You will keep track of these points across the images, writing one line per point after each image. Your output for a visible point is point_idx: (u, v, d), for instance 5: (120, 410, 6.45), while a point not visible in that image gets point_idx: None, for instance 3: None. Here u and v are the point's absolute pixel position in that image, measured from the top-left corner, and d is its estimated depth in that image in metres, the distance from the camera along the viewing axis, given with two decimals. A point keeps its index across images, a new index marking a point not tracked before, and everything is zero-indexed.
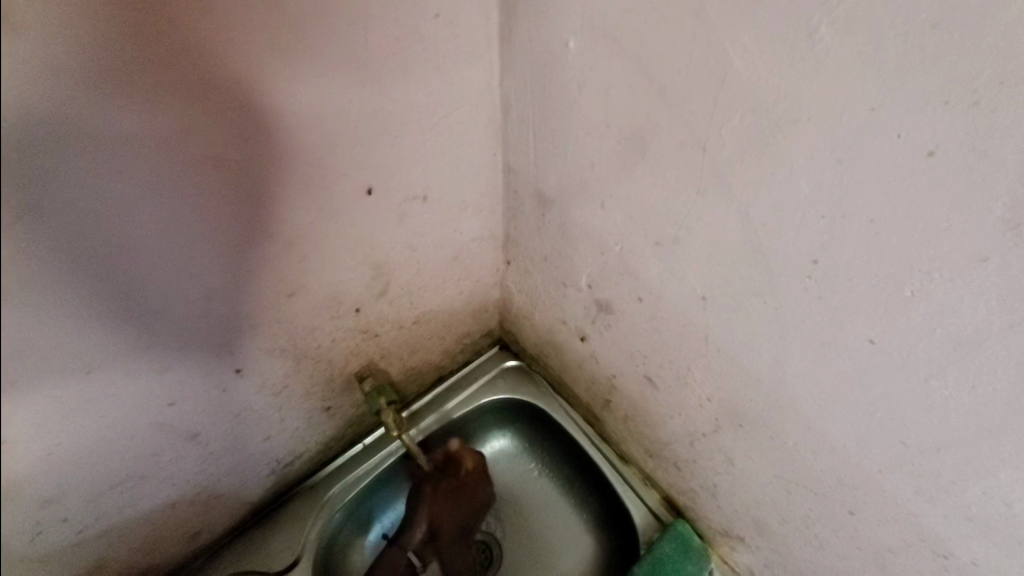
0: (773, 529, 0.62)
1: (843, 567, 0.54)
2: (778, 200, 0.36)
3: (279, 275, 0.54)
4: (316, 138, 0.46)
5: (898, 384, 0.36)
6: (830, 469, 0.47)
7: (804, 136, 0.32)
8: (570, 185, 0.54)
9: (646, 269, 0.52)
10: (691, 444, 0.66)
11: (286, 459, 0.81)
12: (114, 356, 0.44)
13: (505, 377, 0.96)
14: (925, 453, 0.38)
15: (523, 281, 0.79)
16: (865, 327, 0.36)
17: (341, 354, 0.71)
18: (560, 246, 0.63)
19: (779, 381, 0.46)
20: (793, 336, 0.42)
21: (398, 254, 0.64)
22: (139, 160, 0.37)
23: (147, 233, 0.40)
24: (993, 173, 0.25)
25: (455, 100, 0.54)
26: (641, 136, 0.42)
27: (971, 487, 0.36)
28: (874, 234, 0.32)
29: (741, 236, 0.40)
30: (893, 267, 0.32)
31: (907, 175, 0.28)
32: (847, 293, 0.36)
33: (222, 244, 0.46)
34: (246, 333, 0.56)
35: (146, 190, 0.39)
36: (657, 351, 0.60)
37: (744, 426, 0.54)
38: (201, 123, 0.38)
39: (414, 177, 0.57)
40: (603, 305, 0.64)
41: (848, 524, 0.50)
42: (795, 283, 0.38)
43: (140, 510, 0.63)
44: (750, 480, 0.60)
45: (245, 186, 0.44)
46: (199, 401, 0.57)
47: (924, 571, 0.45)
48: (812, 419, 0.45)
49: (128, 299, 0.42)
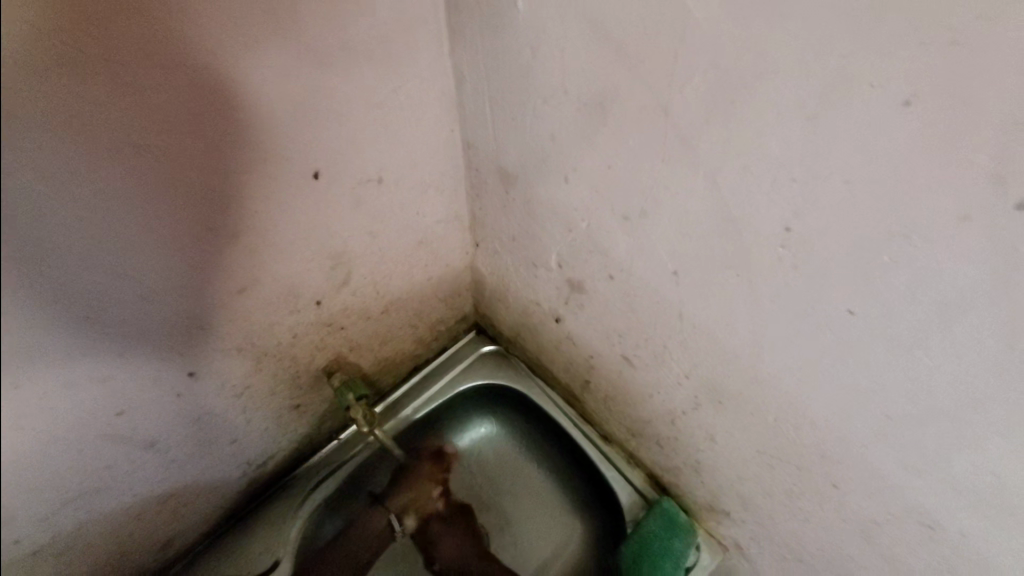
0: (758, 503, 0.61)
1: (829, 539, 0.53)
2: (747, 162, 0.33)
3: (228, 272, 0.50)
4: (249, 121, 0.42)
5: (879, 353, 0.34)
6: (811, 444, 0.45)
7: (768, 90, 0.29)
8: (532, 161, 0.51)
9: (616, 245, 0.49)
10: (672, 422, 0.64)
11: (257, 460, 0.78)
12: (52, 370, 0.40)
13: (482, 362, 0.95)
14: (908, 425, 0.36)
15: (494, 263, 0.76)
16: (842, 296, 0.34)
17: (305, 349, 0.68)
18: (527, 224, 0.60)
19: (755, 355, 0.44)
20: (768, 309, 0.39)
21: (358, 241, 0.60)
22: (49, 155, 0.33)
23: (72, 236, 0.37)
24: (976, 123, 0.23)
25: (404, 72, 0.50)
26: (600, 103, 0.39)
27: (957, 459, 0.35)
28: (849, 196, 0.29)
29: (710, 204, 0.37)
30: (870, 233, 0.30)
31: (882, 129, 0.26)
32: (822, 260, 0.33)
33: (160, 242, 0.42)
34: (198, 335, 0.52)
35: (61, 190, 0.34)
36: (633, 331, 0.58)
37: (725, 403, 0.52)
38: (111, 107, 0.34)
39: (366, 160, 0.53)
40: (575, 285, 0.61)
41: (832, 497, 0.48)
42: (770, 253, 0.36)
43: (100, 525, 0.61)
44: (732, 456, 0.58)
45: (177, 175, 0.40)
46: (150, 410, 0.54)
47: (910, 542, 0.44)
48: (791, 392, 0.44)
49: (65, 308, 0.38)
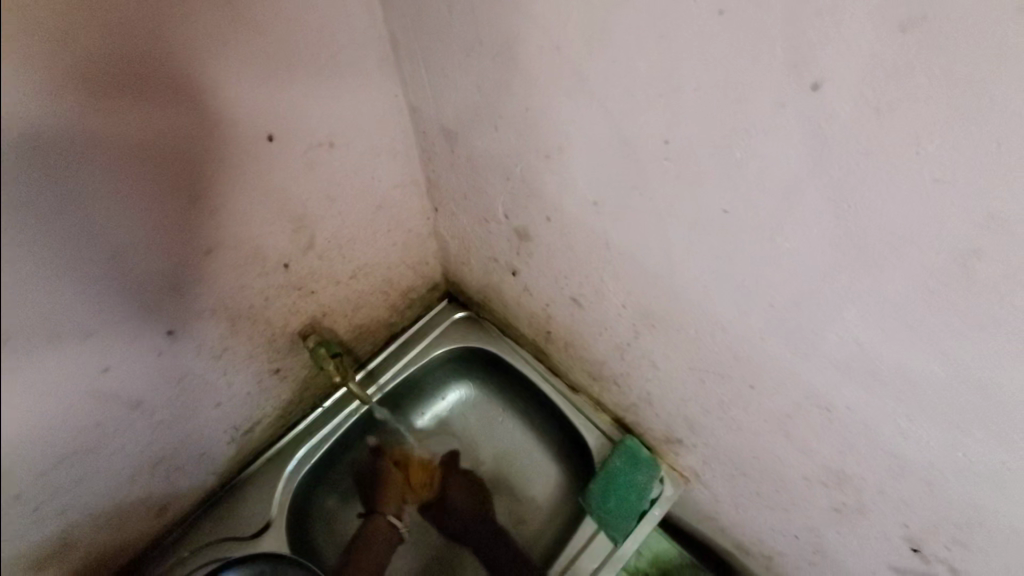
0: (702, 423, 0.66)
1: (760, 444, 0.59)
2: (624, 84, 0.38)
3: (197, 232, 0.55)
4: (198, 86, 0.47)
5: (754, 245, 0.40)
6: (727, 349, 0.51)
7: (626, 16, 0.34)
8: (467, 115, 0.56)
9: (546, 185, 0.55)
10: (621, 357, 0.70)
11: (244, 426, 0.83)
12: (41, 323, 0.45)
13: (454, 328, 0.99)
14: (789, 308, 0.42)
15: (453, 225, 0.81)
16: (719, 198, 0.39)
17: (279, 313, 0.73)
18: (473, 179, 0.66)
19: (669, 271, 0.49)
20: (670, 222, 0.45)
21: (318, 204, 0.65)
22: (35, 125, 0.38)
23: (56, 197, 0.41)
24: (771, 20, 0.29)
25: (342, 39, 0.55)
26: (508, 49, 0.44)
27: (830, 335, 0.40)
28: (701, 102, 0.35)
29: (608, 128, 0.42)
30: (723, 133, 0.35)
31: (709, 37, 0.31)
32: (696, 166, 0.38)
33: (134, 203, 0.47)
34: (174, 293, 0.57)
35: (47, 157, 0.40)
36: (574, 270, 0.63)
37: (657, 326, 0.58)
38: (88, 82, 0.40)
39: (316, 124, 0.58)
40: (522, 233, 0.66)
41: (753, 398, 0.54)
42: (658, 168, 0.41)
43: (97, 485, 0.66)
44: (674, 379, 0.63)
45: (137, 140, 0.44)
46: (134, 367, 0.59)
47: (817, 427, 0.49)
48: (702, 303, 0.49)
49: (47, 264, 0.43)
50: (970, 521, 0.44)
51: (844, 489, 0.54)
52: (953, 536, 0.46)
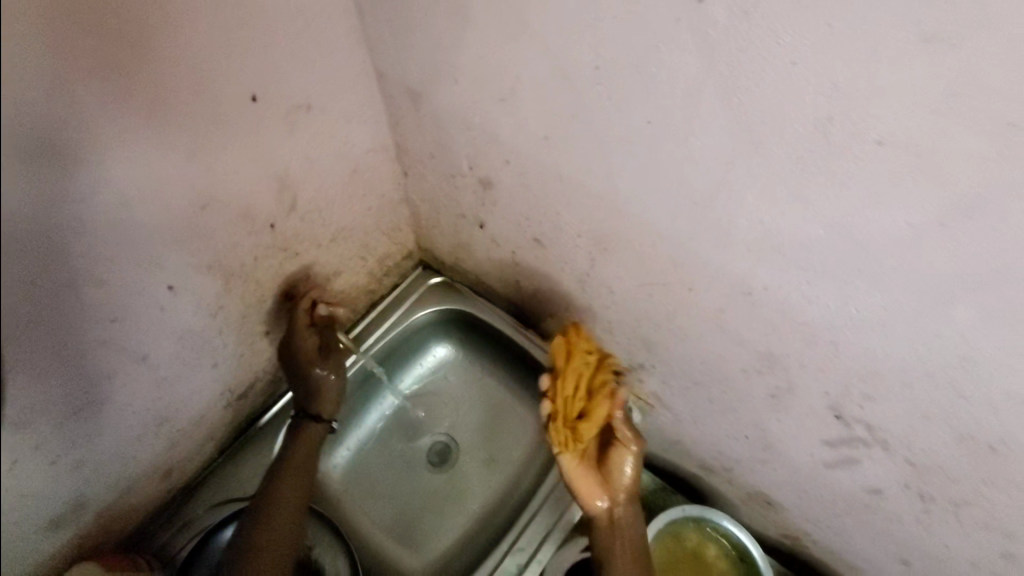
0: (655, 339, 0.75)
1: (705, 346, 0.68)
2: (558, 20, 0.46)
3: (191, 187, 0.61)
4: (188, 53, 0.53)
5: (674, 149, 0.48)
6: (666, 255, 0.60)
7: None
8: (428, 72, 0.64)
9: (502, 128, 0.62)
10: (582, 289, 0.78)
11: (239, 390, 0.89)
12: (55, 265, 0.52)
13: (430, 293, 1.06)
14: (706, 204, 0.50)
15: (422, 188, 0.88)
16: (643, 110, 0.47)
17: (267, 273, 0.79)
18: (437, 136, 0.73)
19: (611, 190, 0.58)
20: (607, 143, 0.53)
21: (299, 166, 0.72)
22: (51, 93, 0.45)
23: (68, 152, 0.48)
24: None
25: (314, 9, 0.62)
26: (461, 3, 0.52)
27: (742, 220, 0.49)
28: (619, 26, 0.43)
29: (549, 63, 0.50)
30: (639, 51, 0.44)
31: None
32: (621, 84, 0.47)
33: (134, 156, 0.54)
34: (173, 247, 0.63)
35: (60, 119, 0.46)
36: (533, 209, 0.71)
37: (608, 248, 0.66)
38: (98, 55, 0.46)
39: (294, 88, 0.65)
40: (485, 182, 0.74)
41: (692, 300, 0.63)
42: (592, 92, 0.49)
43: (109, 440, 0.71)
44: (628, 299, 0.72)
45: (129, 99, 0.51)
46: (140, 320, 0.64)
47: (745, 315, 0.58)
48: (641, 215, 0.57)
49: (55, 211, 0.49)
50: (868, 372, 0.53)
51: (774, 371, 0.63)
52: (862, 391, 0.55)
